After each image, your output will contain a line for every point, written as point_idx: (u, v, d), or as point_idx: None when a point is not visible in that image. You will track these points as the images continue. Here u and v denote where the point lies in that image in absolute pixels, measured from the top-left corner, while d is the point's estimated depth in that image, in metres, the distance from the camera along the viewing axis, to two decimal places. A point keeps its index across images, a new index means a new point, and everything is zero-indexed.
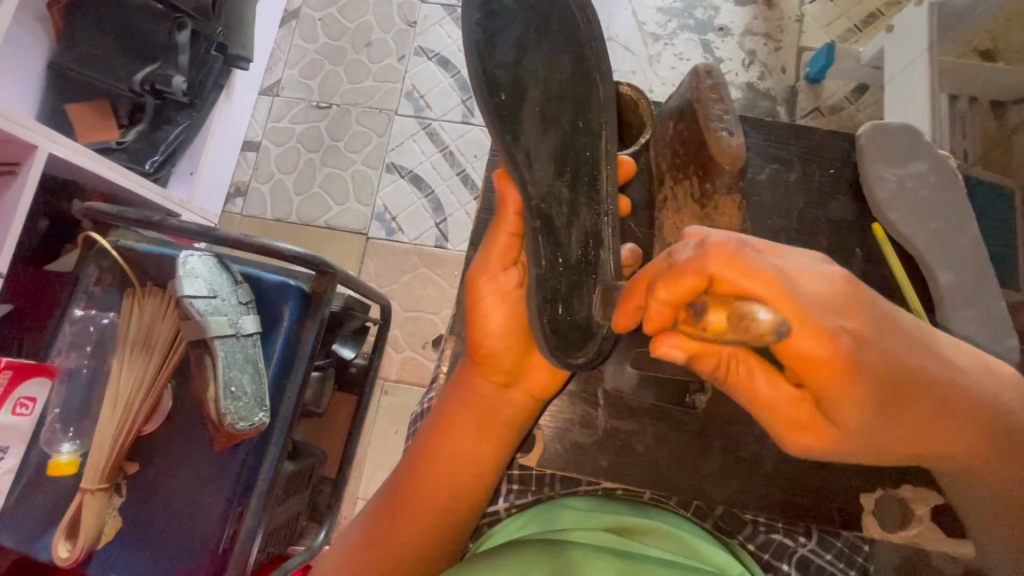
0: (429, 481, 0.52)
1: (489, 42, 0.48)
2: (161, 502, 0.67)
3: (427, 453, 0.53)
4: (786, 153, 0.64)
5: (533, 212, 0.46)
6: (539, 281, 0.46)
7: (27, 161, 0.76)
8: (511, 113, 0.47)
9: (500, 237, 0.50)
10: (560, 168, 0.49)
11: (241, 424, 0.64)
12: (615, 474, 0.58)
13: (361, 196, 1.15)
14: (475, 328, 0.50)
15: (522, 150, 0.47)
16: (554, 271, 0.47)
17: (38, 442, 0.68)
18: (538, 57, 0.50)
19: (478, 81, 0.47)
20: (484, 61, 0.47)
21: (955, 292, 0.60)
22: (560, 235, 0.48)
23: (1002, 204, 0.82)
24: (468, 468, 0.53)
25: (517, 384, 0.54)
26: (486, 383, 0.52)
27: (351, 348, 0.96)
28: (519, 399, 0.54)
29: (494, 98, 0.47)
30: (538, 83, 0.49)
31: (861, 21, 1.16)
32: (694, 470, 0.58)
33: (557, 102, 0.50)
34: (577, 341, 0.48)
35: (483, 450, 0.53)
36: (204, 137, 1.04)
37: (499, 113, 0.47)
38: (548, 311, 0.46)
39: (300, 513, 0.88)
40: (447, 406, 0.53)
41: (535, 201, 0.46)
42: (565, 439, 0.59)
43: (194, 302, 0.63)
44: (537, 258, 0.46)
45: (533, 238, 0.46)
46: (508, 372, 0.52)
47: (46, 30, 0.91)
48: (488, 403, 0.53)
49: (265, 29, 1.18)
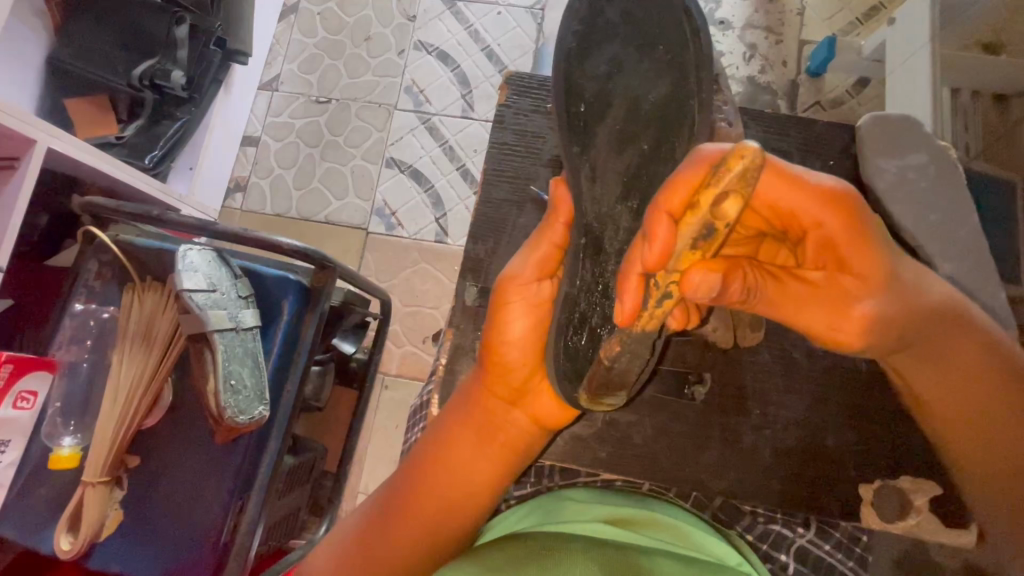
0: (425, 489, 0.52)
1: (581, 59, 0.52)
2: (162, 495, 0.67)
3: (425, 462, 0.53)
4: (786, 145, 0.64)
5: (580, 230, 0.47)
6: (568, 299, 0.46)
7: (26, 155, 0.76)
8: (586, 127, 0.50)
9: (544, 247, 0.50)
10: (626, 192, 0.47)
11: (241, 417, 0.64)
12: (614, 467, 0.59)
13: (361, 191, 1.15)
14: (493, 337, 0.50)
15: (588, 164, 0.48)
16: (583, 293, 0.46)
17: (39, 436, 0.69)
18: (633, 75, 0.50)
19: (560, 91, 0.52)
20: (573, 75, 0.52)
21: (955, 283, 0.59)
22: (604, 262, 0.46)
23: (1003, 197, 0.82)
24: (464, 484, 0.52)
25: (521, 405, 0.52)
26: (492, 399, 0.52)
27: (352, 343, 0.97)
28: (522, 419, 0.53)
29: (572, 110, 0.51)
30: (625, 98, 0.49)
31: (862, 14, 1.15)
32: (693, 461, 0.58)
33: (636, 121, 0.49)
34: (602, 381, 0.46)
35: (479, 467, 0.53)
36: (203, 132, 1.04)
37: (574, 126, 0.50)
38: (567, 335, 0.46)
39: (300, 507, 0.88)
40: (451, 415, 0.53)
41: (585, 219, 0.47)
42: (564, 432, 0.59)
43: (193, 295, 0.64)
44: (570, 277, 0.46)
45: (573, 256, 0.46)
46: (511, 388, 0.52)
47: (45, 24, 0.91)
48: (491, 419, 0.52)
49: (264, 23, 1.18)
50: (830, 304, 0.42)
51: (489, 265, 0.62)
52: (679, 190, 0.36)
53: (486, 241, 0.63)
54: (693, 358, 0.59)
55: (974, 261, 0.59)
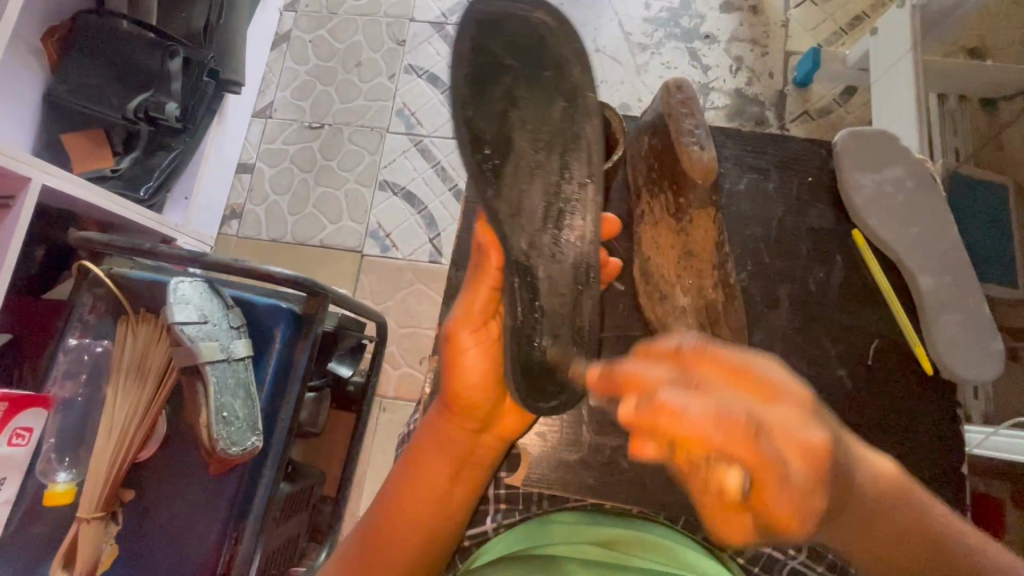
0: (407, 516, 0.52)
1: (477, 98, 0.49)
2: (156, 529, 0.67)
3: (399, 492, 0.53)
4: (764, 163, 0.67)
5: (513, 264, 0.50)
6: (512, 330, 0.50)
7: (20, 193, 0.77)
8: (494, 171, 0.49)
9: (482, 289, 0.53)
10: (546, 221, 0.51)
11: (234, 448, 0.64)
12: (600, 492, 0.60)
13: (355, 214, 1.16)
14: (453, 375, 0.53)
15: (506, 207, 0.49)
16: (527, 320, 0.51)
17: (33, 473, 0.69)
18: (529, 107, 0.51)
19: (462, 140, 0.49)
20: (474, 115, 0.49)
21: (936, 296, 0.62)
22: (538, 285, 0.51)
23: (982, 206, 0.87)
24: (444, 506, 0.54)
25: (488, 429, 0.55)
26: (460, 431, 0.54)
27: (349, 366, 0.96)
28: (490, 442, 0.56)
29: (478, 154, 0.49)
30: (524, 135, 0.50)
31: (846, 23, 1.17)
32: (678, 484, 0.59)
33: (542, 150, 0.51)
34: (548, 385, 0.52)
35: (457, 489, 0.55)
36: (197, 162, 1.05)
37: (483, 171, 0.48)
38: (519, 353, 0.50)
39: (300, 534, 0.88)
40: (422, 449, 0.54)
41: (515, 254, 0.50)
42: (551, 457, 0.60)
43: (185, 328, 0.64)
44: (512, 309, 0.50)
45: (510, 289, 0.50)
46: (479, 418, 0.54)
47: (41, 63, 0.93)
48: (464, 448, 0.54)
49: (256, 53, 1.20)
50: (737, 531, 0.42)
51: None
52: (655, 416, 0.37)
53: (469, 267, 0.63)
54: None
55: (935, 269, 0.63)
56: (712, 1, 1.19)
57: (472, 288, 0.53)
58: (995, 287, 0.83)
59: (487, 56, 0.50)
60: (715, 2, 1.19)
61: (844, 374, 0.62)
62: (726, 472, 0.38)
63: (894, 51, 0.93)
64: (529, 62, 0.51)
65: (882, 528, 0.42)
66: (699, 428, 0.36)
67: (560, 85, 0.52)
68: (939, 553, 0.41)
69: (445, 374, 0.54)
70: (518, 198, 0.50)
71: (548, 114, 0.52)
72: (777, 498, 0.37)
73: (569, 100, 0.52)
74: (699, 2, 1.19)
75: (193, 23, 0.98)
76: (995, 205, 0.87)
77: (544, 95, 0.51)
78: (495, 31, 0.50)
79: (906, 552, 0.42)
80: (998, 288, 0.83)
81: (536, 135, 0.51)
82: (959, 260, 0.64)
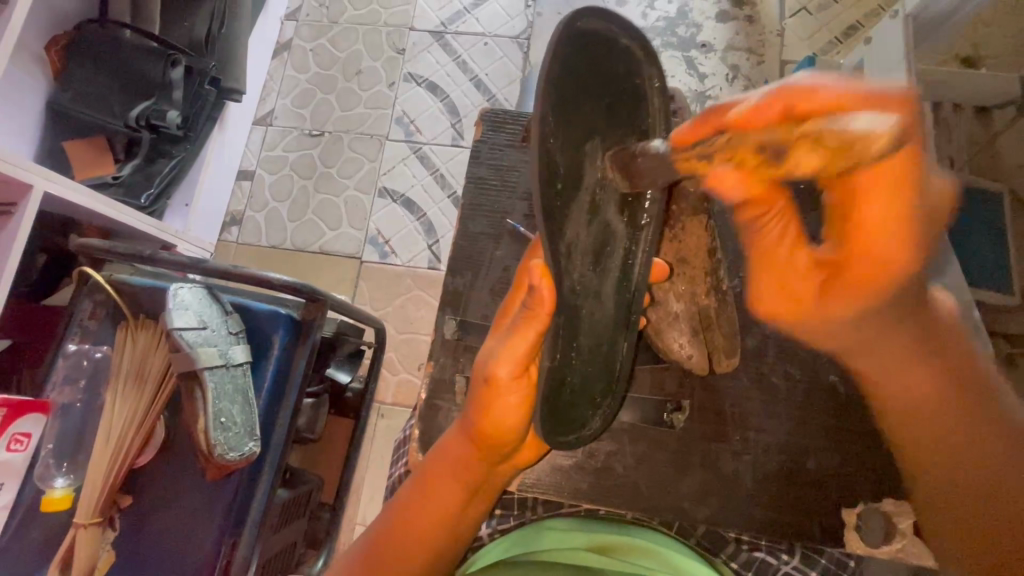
0: (416, 527, 0.54)
1: (563, 128, 0.44)
2: (154, 535, 0.67)
3: (411, 507, 0.55)
4: None
5: (563, 309, 0.46)
6: (551, 378, 0.47)
7: (23, 200, 0.78)
8: (561, 207, 0.45)
9: (525, 330, 0.48)
10: (597, 263, 0.48)
11: (231, 453, 0.64)
12: (596, 497, 0.59)
13: (355, 221, 1.16)
14: (487, 416, 0.50)
15: (565, 243, 0.45)
16: (566, 365, 0.48)
17: (31, 478, 0.69)
18: (609, 139, 0.49)
19: (541, 170, 0.43)
20: (554, 145, 0.44)
21: None
22: (580, 331, 0.48)
23: (977, 212, 0.88)
24: (450, 524, 0.55)
25: (505, 460, 0.55)
26: (479, 462, 0.53)
27: (348, 372, 0.95)
28: (504, 469, 0.56)
29: (552, 188, 0.44)
30: (601, 168, 0.48)
31: (840, 33, 1.18)
32: (673, 489, 0.59)
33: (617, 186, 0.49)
34: (572, 423, 0.52)
35: (469, 510, 0.56)
36: (198, 170, 1.06)
37: (551, 204, 0.44)
38: (552, 399, 0.48)
39: (297, 540, 0.88)
40: (436, 473, 0.54)
41: (566, 296, 0.46)
42: (547, 463, 0.60)
43: (184, 333, 0.65)
44: (553, 354, 0.47)
45: (554, 334, 0.46)
46: (500, 454, 0.53)
47: (44, 71, 0.94)
48: (476, 475, 0.54)
49: (257, 61, 1.21)
50: (812, 283, 0.55)
51: (469, 299, 0.63)
52: (806, 102, 0.46)
53: (466, 274, 0.64)
54: (672, 386, 0.61)
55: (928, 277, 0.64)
56: (708, 11, 1.20)
57: (519, 323, 0.48)
58: (989, 293, 0.84)
59: (579, 84, 0.46)
60: (712, 12, 1.20)
61: (837, 379, 0.61)
62: (865, 122, 0.44)
63: (887, 61, 0.94)
64: (611, 93, 0.49)
65: (905, 343, 0.55)
66: (840, 100, 0.46)
67: (633, 124, 0.51)
68: (965, 378, 0.54)
69: (474, 410, 0.51)
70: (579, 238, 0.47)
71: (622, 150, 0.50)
72: (883, 195, 0.50)
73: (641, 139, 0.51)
74: (696, 12, 1.20)
75: (195, 31, 0.99)
76: (989, 212, 0.88)
77: (619, 131, 0.50)
78: (583, 46, 0.46)
79: (912, 366, 0.55)
80: (992, 294, 0.84)
81: (609, 170, 0.48)
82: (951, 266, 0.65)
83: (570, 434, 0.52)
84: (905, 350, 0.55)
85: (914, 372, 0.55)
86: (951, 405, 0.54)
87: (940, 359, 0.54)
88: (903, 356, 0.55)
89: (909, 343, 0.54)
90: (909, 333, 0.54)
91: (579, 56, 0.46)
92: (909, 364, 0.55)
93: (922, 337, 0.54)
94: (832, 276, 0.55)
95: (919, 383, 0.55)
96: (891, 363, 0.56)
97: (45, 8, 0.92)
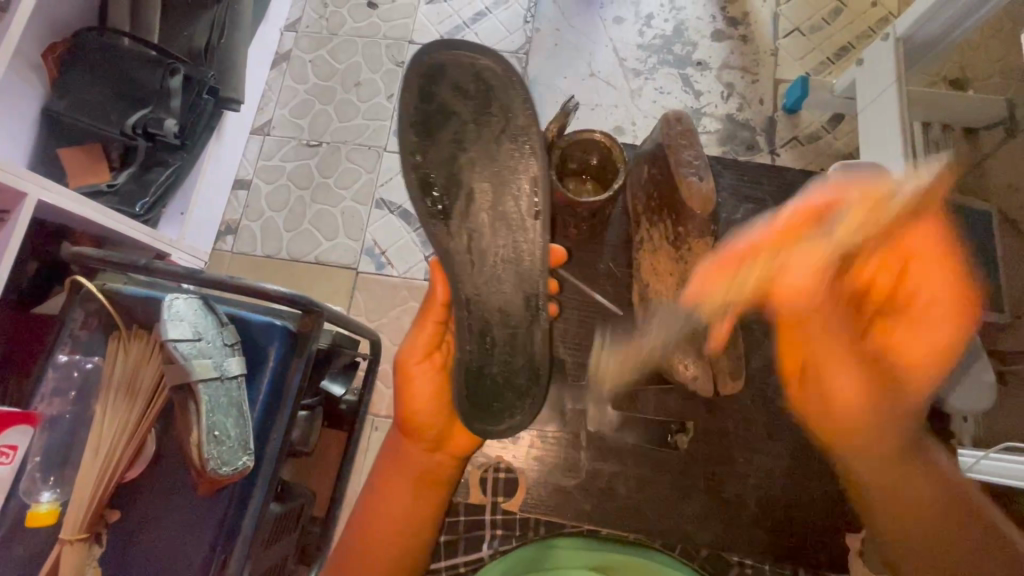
0: (382, 518, 0.64)
1: (426, 146, 0.62)
2: (142, 552, 0.66)
3: (374, 499, 0.64)
4: (761, 193, 0.72)
5: (459, 302, 0.62)
6: (461, 363, 0.62)
7: (17, 207, 0.77)
8: (444, 210, 0.62)
9: (426, 329, 0.64)
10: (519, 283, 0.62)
11: (224, 468, 0.63)
12: (600, 515, 0.69)
13: (350, 232, 1.16)
14: (406, 402, 0.64)
15: (467, 261, 0.62)
16: (474, 353, 0.63)
17: (16, 492, 0.67)
18: (476, 142, 0.62)
19: (416, 183, 0.62)
20: (423, 162, 0.62)
21: (926, 324, 0.65)
22: (490, 331, 0.63)
23: (969, 231, 0.89)
24: (410, 514, 0.64)
25: (442, 447, 0.66)
26: (417, 450, 0.64)
27: (341, 385, 0.96)
28: (446, 458, 0.66)
29: (431, 198, 0.62)
30: (478, 181, 0.62)
31: (833, 53, 1.21)
32: (676, 510, 0.69)
33: (500, 195, 0.62)
34: (492, 409, 0.63)
35: (424, 504, 0.65)
36: (194, 177, 1.05)
37: (435, 213, 0.62)
38: (467, 381, 0.63)
39: (288, 556, 0.86)
40: (389, 469, 0.65)
41: (463, 293, 0.62)
42: (553, 484, 0.70)
43: (178, 345, 0.63)
44: (461, 344, 0.63)
45: (458, 327, 0.62)
46: (431, 438, 0.65)
47: (41, 77, 0.93)
48: (422, 464, 0.65)
49: (255, 72, 1.22)
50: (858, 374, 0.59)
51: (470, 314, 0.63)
52: (749, 249, 0.62)
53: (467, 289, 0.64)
54: (676, 406, 0.71)
55: (925, 299, 0.66)
56: (704, 30, 1.22)
57: (418, 323, 0.65)
58: (982, 311, 0.85)
59: (433, 104, 0.62)
60: (707, 30, 1.22)
61: None
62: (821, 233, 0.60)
63: (880, 84, 0.96)
64: (478, 109, 0.62)
65: (898, 479, 0.61)
66: (788, 230, 0.61)
67: (502, 126, 0.62)
68: (937, 490, 0.60)
69: (399, 402, 0.65)
70: (474, 249, 0.62)
71: (494, 151, 0.62)
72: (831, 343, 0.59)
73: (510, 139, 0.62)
74: (692, 30, 1.22)
75: (194, 41, 0.99)
76: (978, 231, 0.90)
77: (488, 137, 0.62)
78: (445, 83, 0.62)
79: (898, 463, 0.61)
80: (985, 312, 0.85)
81: (486, 176, 0.62)
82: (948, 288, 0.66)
83: (491, 421, 0.62)
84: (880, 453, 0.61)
85: (894, 479, 0.60)
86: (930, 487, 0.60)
87: (917, 463, 0.61)
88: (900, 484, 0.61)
89: (882, 452, 0.61)
90: (880, 448, 0.61)
91: (430, 87, 0.62)
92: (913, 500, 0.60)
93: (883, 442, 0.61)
94: (850, 402, 0.60)
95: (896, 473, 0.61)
96: (874, 475, 0.62)
97: (44, 15, 0.92)
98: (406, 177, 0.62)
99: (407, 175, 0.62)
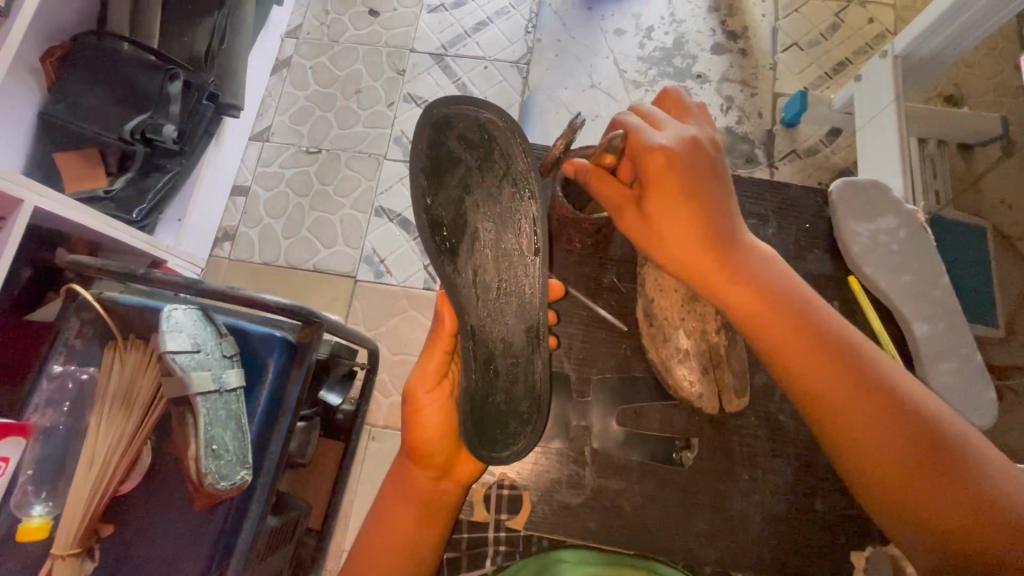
0: (381, 549, 0.60)
1: (435, 189, 0.61)
2: (136, 567, 0.64)
3: (376, 528, 0.62)
4: (763, 208, 0.70)
5: (466, 330, 0.60)
6: (467, 390, 0.59)
7: (13, 214, 0.76)
8: (451, 249, 0.61)
9: (434, 354, 0.62)
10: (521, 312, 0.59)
11: (222, 483, 0.62)
12: (603, 534, 0.66)
13: (350, 240, 1.15)
14: (414, 431, 0.61)
15: (469, 289, 0.60)
16: (478, 381, 0.60)
17: (7, 505, 0.65)
18: (483, 188, 0.60)
19: (425, 225, 0.61)
20: (432, 204, 0.61)
21: (929, 341, 0.66)
22: (494, 355, 0.60)
23: (964, 246, 0.90)
24: (413, 546, 0.60)
25: (448, 475, 0.63)
26: (421, 477, 0.62)
27: (338, 394, 0.94)
28: (450, 486, 0.63)
29: (438, 236, 0.61)
30: (477, 217, 0.60)
31: (830, 68, 1.22)
32: (682, 529, 0.66)
33: (503, 229, 0.60)
34: (497, 438, 0.59)
35: (427, 535, 0.61)
36: (192, 183, 1.05)
37: (441, 250, 0.61)
38: (473, 410, 0.60)
39: (283, 568, 0.85)
40: (393, 498, 0.62)
41: (468, 321, 0.60)
42: (555, 502, 0.67)
43: (177, 357, 0.62)
44: (467, 370, 0.60)
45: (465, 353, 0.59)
46: (437, 466, 0.62)
47: (39, 81, 0.92)
48: (426, 493, 0.62)
49: (256, 78, 1.21)
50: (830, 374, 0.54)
51: None
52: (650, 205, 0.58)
53: None
54: (681, 424, 0.68)
55: (926, 317, 0.66)
56: (704, 43, 1.23)
57: (427, 349, 0.63)
58: (979, 326, 0.86)
59: (443, 152, 0.61)
60: (707, 44, 1.23)
61: None
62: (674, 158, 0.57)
63: (879, 101, 0.96)
64: (481, 155, 0.60)
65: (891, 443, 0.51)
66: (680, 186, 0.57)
67: (503, 175, 0.60)
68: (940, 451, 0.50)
69: (406, 431, 0.63)
70: (471, 276, 0.60)
71: (499, 193, 0.60)
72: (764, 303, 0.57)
73: (515, 186, 0.59)
74: (691, 43, 1.23)
75: (194, 47, 0.99)
76: (974, 246, 0.91)
77: (492, 184, 0.60)
78: (449, 130, 0.61)
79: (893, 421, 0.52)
80: (981, 329, 0.86)
81: (489, 213, 0.60)
82: (947, 306, 0.67)
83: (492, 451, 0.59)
84: (872, 428, 0.52)
85: (884, 443, 0.51)
86: (933, 453, 0.50)
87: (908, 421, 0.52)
88: (895, 449, 0.51)
89: (876, 413, 0.53)
90: (875, 416, 0.52)
91: (438, 137, 0.61)
92: (903, 456, 0.51)
93: (886, 416, 0.52)
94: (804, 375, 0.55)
95: (897, 446, 0.51)
96: (874, 452, 0.52)
97: (43, 19, 0.91)
98: (416, 219, 0.62)
99: (417, 215, 0.62)
